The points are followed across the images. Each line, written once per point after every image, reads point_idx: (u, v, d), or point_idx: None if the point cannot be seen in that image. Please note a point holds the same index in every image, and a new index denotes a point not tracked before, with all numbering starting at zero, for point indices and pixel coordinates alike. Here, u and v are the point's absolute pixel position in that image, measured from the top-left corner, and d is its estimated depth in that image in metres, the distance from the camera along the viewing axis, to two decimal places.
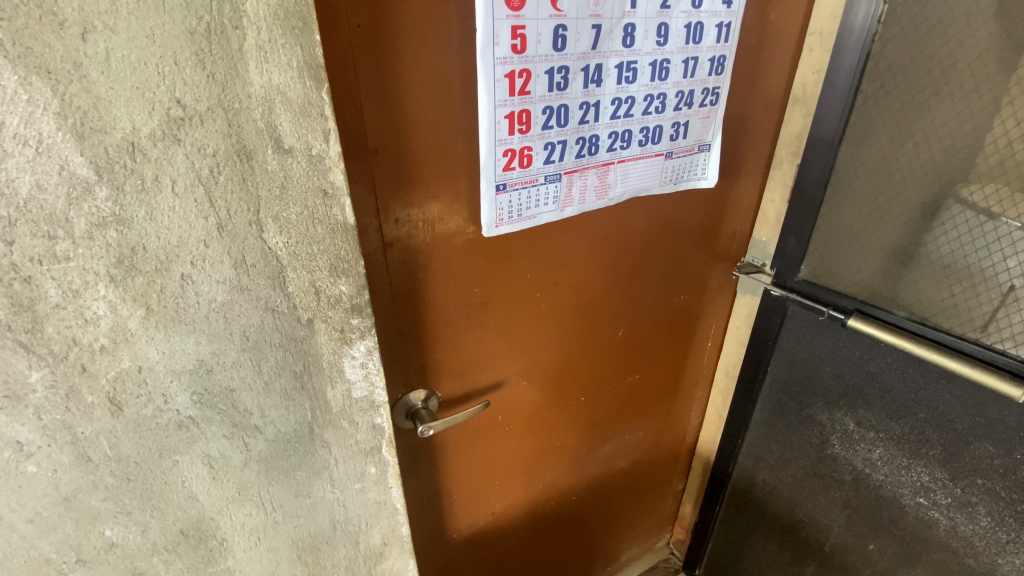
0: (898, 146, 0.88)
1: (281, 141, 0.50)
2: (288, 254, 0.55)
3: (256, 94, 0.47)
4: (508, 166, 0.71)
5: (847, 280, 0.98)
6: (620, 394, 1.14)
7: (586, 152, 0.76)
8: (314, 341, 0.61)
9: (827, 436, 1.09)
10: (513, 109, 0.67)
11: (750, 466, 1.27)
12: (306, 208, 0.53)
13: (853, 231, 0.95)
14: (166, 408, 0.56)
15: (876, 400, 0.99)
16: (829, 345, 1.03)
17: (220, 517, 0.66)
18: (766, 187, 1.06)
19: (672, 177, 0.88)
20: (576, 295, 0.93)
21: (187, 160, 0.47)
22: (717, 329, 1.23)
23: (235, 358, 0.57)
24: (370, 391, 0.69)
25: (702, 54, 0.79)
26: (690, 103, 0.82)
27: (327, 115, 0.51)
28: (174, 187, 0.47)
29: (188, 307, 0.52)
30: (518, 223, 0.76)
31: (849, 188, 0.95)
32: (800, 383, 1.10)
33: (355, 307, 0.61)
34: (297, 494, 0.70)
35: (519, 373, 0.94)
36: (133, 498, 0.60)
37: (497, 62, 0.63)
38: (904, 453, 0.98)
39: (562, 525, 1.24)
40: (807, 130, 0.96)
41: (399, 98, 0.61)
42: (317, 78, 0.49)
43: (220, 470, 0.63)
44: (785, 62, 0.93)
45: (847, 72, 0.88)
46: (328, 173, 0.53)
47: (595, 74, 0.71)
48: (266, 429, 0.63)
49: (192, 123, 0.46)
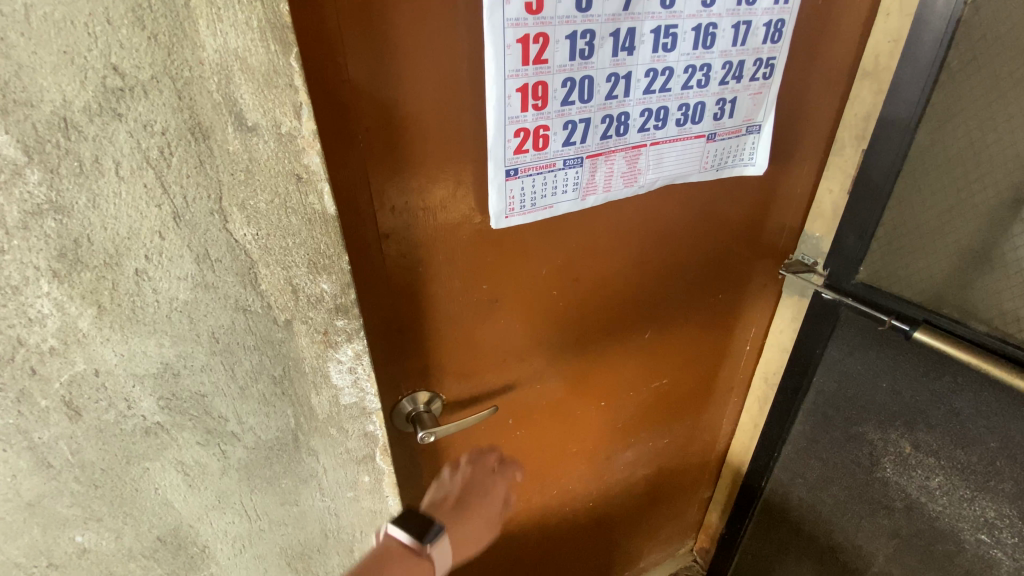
0: (987, 131, 0.74)
1: (242, 117, 0.42)
2: (259, 249, 0.48)
3: (209, 60, 0.40)
4: (520, 148, 0.61)
5: (915, 285, 0.85)
6: (645, 398, 1.05)
7: (613, 132, 0.66)
8: (294, 345, 0.54)
9: (878, 458, 0.97)
10: (527, 82, 0.58)
11: (786, 481, 1.16)
12: (276, 196, 0.46)
13: (925, 230, 0.82)
14: (131, 413, 0.51)
15: (939, 424, 0.87)
16: (887, 358, 0.91)
17: (199, 525, 0.62)
18: (823, 175, 0.93)
19: (715, 163, 0.77)
20: (597, 294, 0.83)
21: (131, 139, 0.40)
22: (757, 331, 1.11)
23: (204, 361, 0.51)
24: (360, 397, 0.61)
25: (756, 19, 0.68)
26: (739, 76, 0.71)
27: (297, 87, 0.42)
28: (118, 170, 0.41)
29: (146, 306, 0.47)
30: (532, 214, 0.67)
31: (923, 180, 0.81)
32: (850, 397, 0.99)
33: (340, 307, 0.54)
34: (283, 502, 0.65)
35: (533, 375, 0.87)
36: (103, 504, 0.56)
37: (507, 24, 0.53)
38: (967, 484, 0.86)
39: (577, 531, 1.17)
40: (877, 111, 0.83)
41: (393, 69, 0.53)
42: (283, 41, 0.40)
43: (196, 477, 0.58)
44: (856, 29, 0.79)
45: (930, 41, 0.74)
46: (301, 155, 0.45)
47: (626, 41, 0.61)
48: (245, 436, 0.58)
49: (134, 95, 0.39)
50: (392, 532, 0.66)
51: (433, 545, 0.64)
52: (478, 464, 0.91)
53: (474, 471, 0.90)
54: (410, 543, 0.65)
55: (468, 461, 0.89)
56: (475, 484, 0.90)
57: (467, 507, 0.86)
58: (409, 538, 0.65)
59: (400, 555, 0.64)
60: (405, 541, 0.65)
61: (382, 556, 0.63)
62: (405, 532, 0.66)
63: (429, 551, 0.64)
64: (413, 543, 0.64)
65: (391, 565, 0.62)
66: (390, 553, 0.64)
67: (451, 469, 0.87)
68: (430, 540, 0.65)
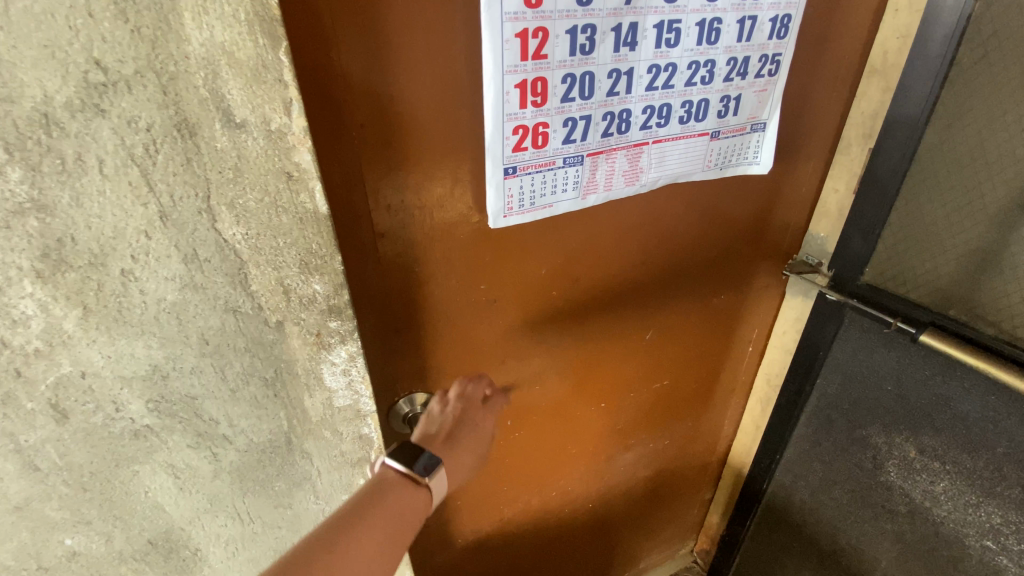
0: (998, 130, 0.72)
1: (231, 113, 0.41)
2: (249, 248, 0.47)
3: (195, 55, 0.38)
4: (519, 146, 0.60)
5: (921, 287, 0.84)
6: (645, 400, 1.04)
7: (614, 129, 0.65)
8: (286, 346, 0.53)
9: (881, 461, 0.96)
10: (526, 78, 0.56)
11: (787, 483, 1.15)
12: (266, 195, 0.45)
13: (932, 231, 0.81)
14: (119, 416, 0.51)
15: (945, 428, 0.85)
16: (893, 361, 0.89)
17: (191, 528, 0.61)
18: (829, 174, 0.91)
19: (718, 162, 0.76)
20: (597, 293, 0.82)
21: (115, 136, 0.39)
22: (760, 331, 1.10)
23: (194, 363, 0.50)
24: (354, 400, 0.60)
25: (762, 14, 0.66)
26: (744, 72, 0.69)
27: (288, 82, 0.41)
28: (102, 167, 0.40)
29: (133, 307, 0.45)
30: (531, 213, 0.65)
31: (931, 180, 0.79)
32: (854, 400, 0.97)
33: (333, 308, 0.52)
34: (277, 505, 0.64)
35: (532, 376, 0.85)
36: (92, 508, 0.55)
37: (505, 18, 0.52)
38: (973, 490, 0.85)
39: (576, 532, 1.16)
40: (884, 110, 0.81)
41: (388, 65, 0.51)
42: (273, 35, 0.39)
43: (187, 480, 0.57)
44: (864, 25, 0.77)
45: (940, 38, 0.72)
46: (292, 153, 0.44)
47: (628, 36, 0.59)
48: (237, 438, 0.57)
49: (118, 90, 0.38)
50: (385, 464, 0.56)
51: (433, 475, 0.56)
52: (472, 406, 0.73)
53: (470, 410, 0.72)
54: (404, 472, 0.56)
55: (459, 396, 0.73)
56: (470, 428, 0.70)
57: (459, 445, 0.68)
58: (404, 468, 0.56)
59: (395, 488, 0.54)
60: (399, 472, 0.56)
61: (374, 490, 0.53)
62: (400, 461, 0.56)
63: (426, 482, 0.56)
64: (409, 472, 0.56)
65: (385, 500, 0.53)
66: (383, 487, 0.54)
67: (440, 406, 0.71)
68: (429, 469, 0.56)
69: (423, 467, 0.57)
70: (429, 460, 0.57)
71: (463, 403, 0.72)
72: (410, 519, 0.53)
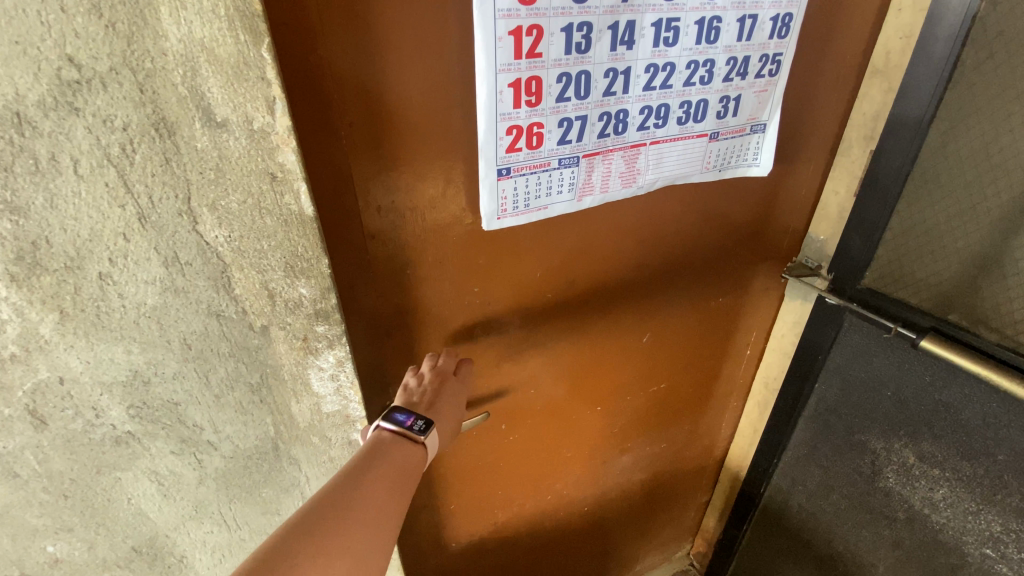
0: (1001, 133, 0.70)
1: (211, 112, 0.39)
2: (231, 251, 0.45)
3: (173, 51, 0.37)
4: (513, 147, 0.58)
5: (923, 292, 0.82)
6: (642, 402, 1.03)
7: (611, 130, 0.63)
8: (272, 351, 0.52)
9: (880, 467, 0.95)
10: (520, 77, 0.55)
11: (785, 488, 1.14)
12: (250, 196, 0.43)
13: (934, 235, 0.79)
14: (99, 423, 0.49)
15: (945, 435, 0.84)
16: (893, 366, 0.88)
17: (176, 535, 0.60)
18: (829, 176, 0.90)
19: (717, 164, 0.74)
20: (593, 295, 0.81)
21: (90, 135, 0.38)
22: (759, 334, 1.09)
23: (176, 369, 0.49)
24: (343, 406, 0.58)
25: (763, 13, 0.64)
26: (744, 72, 0.68)
27: (270, 80, 0.39)
28: (77, 168, 0.38)
29: (112, 311, 0.44)
30: (526, 214, 0.64)
31: (933, 184, 0.78)
32: (854, 404, 0.96)
33: (320, 312, 0.51)
34: (264, 512, 0.63)
35: (527, 379, 0.84)
36: (74, 515, 0.54)
37: (498, 15, 0.50)
38: (973, 497, 0.84)
39: (571, 535, 1.15)
40: (886, 111, 0.79)
41: (378, 63, 0.50)
42: (253, 31, 0.37)
43: (171, 487, 0.56)
44: (866, 25, 0.76)
45: (944, 39, 0.71)
46: (276, 153, 0.42)
47: (625, 34, 0.57)
48: (222, 445, 0.56)
49: (92, 88, 0.36)
50: (379, 427, 0.56)
51: (429, 431, 0.55)
52: (449, 377, 0.68)
53: (447, 381, 0.67)
54: (399, 430, 0.56)
55: (434, 368, 0.68)
56: (449, 398, 0.66)
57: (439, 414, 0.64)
58: (398, 427, 0.56)
59: (392, 447, 0.54)
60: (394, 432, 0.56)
61: (372, 450, 0.53)
62: (393, 422, 0.56)
63: (424, 439, 0.55)
64: (404, 429, 0.55)
65: (384, 456, 0.52)
66: (380, 446, 0.54)
67: (415, 379, 0.67)
68: (423, 427, 0.56)
69: (416, 426, 0.56)
70: (421, 421, 0.56)
71: (439, 375, 0.67)
72: (412, 471, 0.53)
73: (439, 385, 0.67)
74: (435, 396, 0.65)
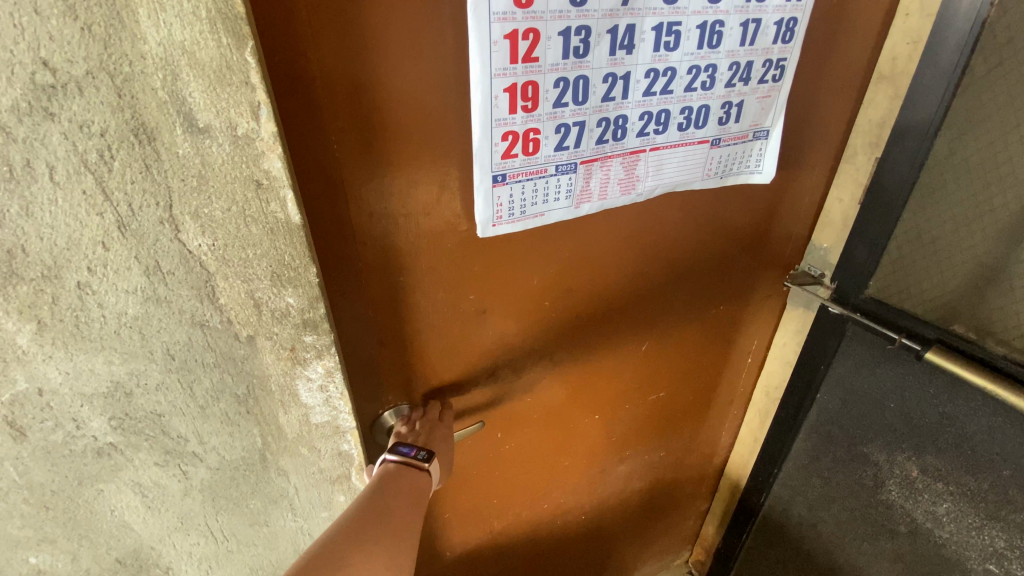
0: (1010, 141, 0.69)
1: (192, 117, 0.38)
2: (215, 260, 0.44)
3: (152, 54, 0.35)
4: (508, 152, 0.57)
5: (929, 303, 0.80)
6: (641, 411, 1.01)
7: (610, 136, 0.62)
8: (258, 361, 0.51)
9: (882, 479, 0.93)
10: (516, 81, 0.53)
11: (786, 498, 1.12)
12: (234, 204, 0.42)
13: (941, 244, 0.78)
14: (80, 434, 0.48)
15: (949, 448, 0.82)
16: (896, 377, 0.86)
17: (161, 547, 0.59)
18: (834, 183, 0.88)
19: (718, 170, 0.73)
20: (591, 304, 0.79)
21: (67, 141, 0.36)
22: (760, 343, 1.07)
23: (159, 379, 0.47)
24: (333, 416, 0.57)
25: (767, 17, 0.63)
26: (747, 78, 0.66)
27: (254, 84, 0.38)
28: (53, 174, 0.37)
29: (92, 321, 0.43)
30: (521, 222, 0.63)
31: (940, 193, 0.76)
32: (856, 415, 0.94)
33: (308, 322, 0.49)
34: (252, 523, 0.62)
35: (524, 388, 0.83)
36: (56, 527, 0.53)
37: (494, 18, 0.49)
38: (977, 513, 0.82)
39: (568, 545, 1.14)
40: (892, 118, 0.78)
41: (369, 67, 0.48)
42: (237, 33, 0.36)
43: (155, 499, 0.55)
44: (873, 30, 0.74)
45: (953, 45, 0.69)
46: (261, 160, 0.41)
47: (625, 38, 0.56)
48: (208, 456, 0.54)
49: (67, 92, 0.35)
50: (385, 460, 0.60)
51: (431, 460, 0.60)
52: (438, 425, 0.70)
53: (435, 426, 0.70)
54: (404, 461, 0.60)
55: (423, 418, 0.70)
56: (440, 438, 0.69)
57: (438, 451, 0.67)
58: (404, 457, 0.60)
59: (400, 477, 0.59)
60: (399, 462, 0.60)
61: (384, 481, 0.58)
62: (398, 453, 0.61)
63: (428, 467, 0.60)
64: (409, 458, 0.60)
65: (396, 486, 0.57)
66: (390, 477, 0.58)
67: (405, 428, 0.69)
68: (426, 455, 0.61)
69: (420, 455, 0.61)
70: (424, 451, 0.61)
71: (427, 422, 0.70)
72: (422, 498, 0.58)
73: (430, 431, 0.69)
74: (428, 438, 0.68)
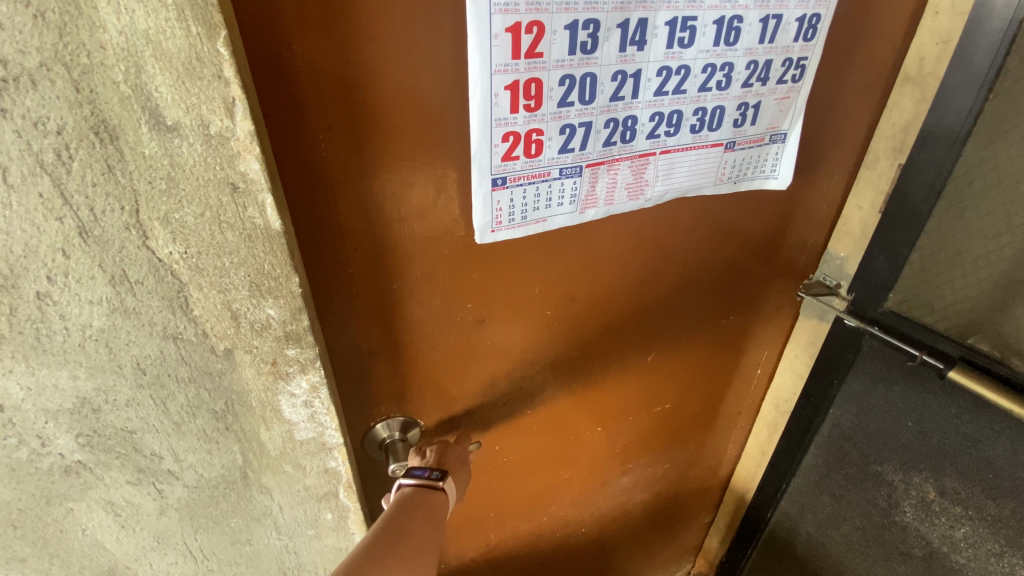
0: None
1: (159, 114, 0.34)
2: (188, 268, 0.40)
3: (112, 44, 0.32)
4: (509, 154, 0.53)
5: (952, 318, 0.76)
6: (646, 423, 0.97)
7: (618, 137, 0.58)
8: (238, 375, 0.47)
9: (897, 500, 0.89)
10: (518, 78, 0.49)
11: (794, 514, 1.09)
12: (207, 208, 0.38)
13: (967, 257, 0.73)
14: (46, 452, 0.45)
15: (970, 471, 0.78)
16: (916, 395, 0.82)
17: (137, 565, 0.56)
18: (852, 190, 0.84)
19: (732, 175, 0.69)
20: (596, 314, 0.76)
21: (20, 140, 0.33)
22: (770, 354, 1.03)
23: (129, 395, 0.44)
24: (318, 433, 0.53)
25: (788, 13, 0.59)
26: (765, 77, 0.62)
27: (227, 78, 0.34)
28: (7, 176, 0.34)
29: (54, 334, 0.40)
30: (523, 228, 0.59)
31: (967, 203, 0.72)
32: (872, 432, 0.91)
33: (291, 335, 0.46)
34: (234, 541, 0.59)
35: (523, 399, 0.79)
36: (26, 545, 0.50)
37: (495, 10, 0.45)
38: (997, 539, 0.78)
39: (567, 558, 1.10)
40: (918, 122, 0.73)
41: (360, 60, 0.45)
42: (206, 23, 0.32)
43: (129, 518, 0.52)
44: (899, 28, 0.70)
45: (986, 46, 0.65)
46: (236, 161, 0.37)
47: (636, 34, 0.52)
48: (185, 474, 0.51)
49: (19, 86, 0.31)
50: (401, 485, 0.60)
51: (446, 478, 0.60)
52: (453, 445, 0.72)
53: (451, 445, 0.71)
54: (420, 484, 0.60)
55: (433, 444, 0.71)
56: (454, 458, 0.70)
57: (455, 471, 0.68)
58: (419, 480, 0.60)
59: (418, 502, 0.58)
60: (415, 486, 0.60)
61: (400, 507, 0.57)
62: (413, 477, 0.60)
63: (442, 485, 0.60)
64: (425, 481, 0.59)
65: (415, 511, 0.56)
66: (408, 500, 0.58)
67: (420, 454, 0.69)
68: (441, 474, 0.60)
69: (433, 475, 0.61)
70: (437, 471, 0.60)
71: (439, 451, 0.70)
72: (440, 519, 0.58)
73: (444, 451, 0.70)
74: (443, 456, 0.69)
